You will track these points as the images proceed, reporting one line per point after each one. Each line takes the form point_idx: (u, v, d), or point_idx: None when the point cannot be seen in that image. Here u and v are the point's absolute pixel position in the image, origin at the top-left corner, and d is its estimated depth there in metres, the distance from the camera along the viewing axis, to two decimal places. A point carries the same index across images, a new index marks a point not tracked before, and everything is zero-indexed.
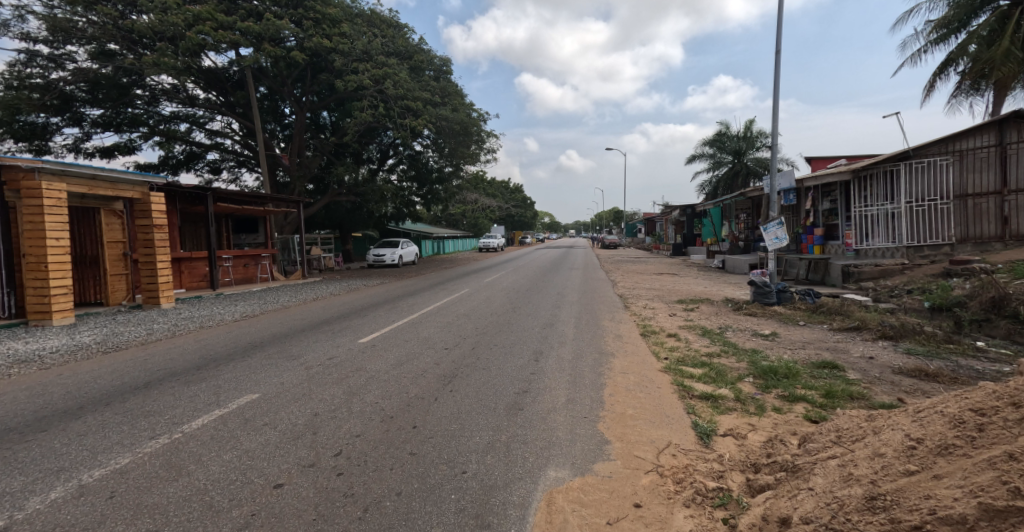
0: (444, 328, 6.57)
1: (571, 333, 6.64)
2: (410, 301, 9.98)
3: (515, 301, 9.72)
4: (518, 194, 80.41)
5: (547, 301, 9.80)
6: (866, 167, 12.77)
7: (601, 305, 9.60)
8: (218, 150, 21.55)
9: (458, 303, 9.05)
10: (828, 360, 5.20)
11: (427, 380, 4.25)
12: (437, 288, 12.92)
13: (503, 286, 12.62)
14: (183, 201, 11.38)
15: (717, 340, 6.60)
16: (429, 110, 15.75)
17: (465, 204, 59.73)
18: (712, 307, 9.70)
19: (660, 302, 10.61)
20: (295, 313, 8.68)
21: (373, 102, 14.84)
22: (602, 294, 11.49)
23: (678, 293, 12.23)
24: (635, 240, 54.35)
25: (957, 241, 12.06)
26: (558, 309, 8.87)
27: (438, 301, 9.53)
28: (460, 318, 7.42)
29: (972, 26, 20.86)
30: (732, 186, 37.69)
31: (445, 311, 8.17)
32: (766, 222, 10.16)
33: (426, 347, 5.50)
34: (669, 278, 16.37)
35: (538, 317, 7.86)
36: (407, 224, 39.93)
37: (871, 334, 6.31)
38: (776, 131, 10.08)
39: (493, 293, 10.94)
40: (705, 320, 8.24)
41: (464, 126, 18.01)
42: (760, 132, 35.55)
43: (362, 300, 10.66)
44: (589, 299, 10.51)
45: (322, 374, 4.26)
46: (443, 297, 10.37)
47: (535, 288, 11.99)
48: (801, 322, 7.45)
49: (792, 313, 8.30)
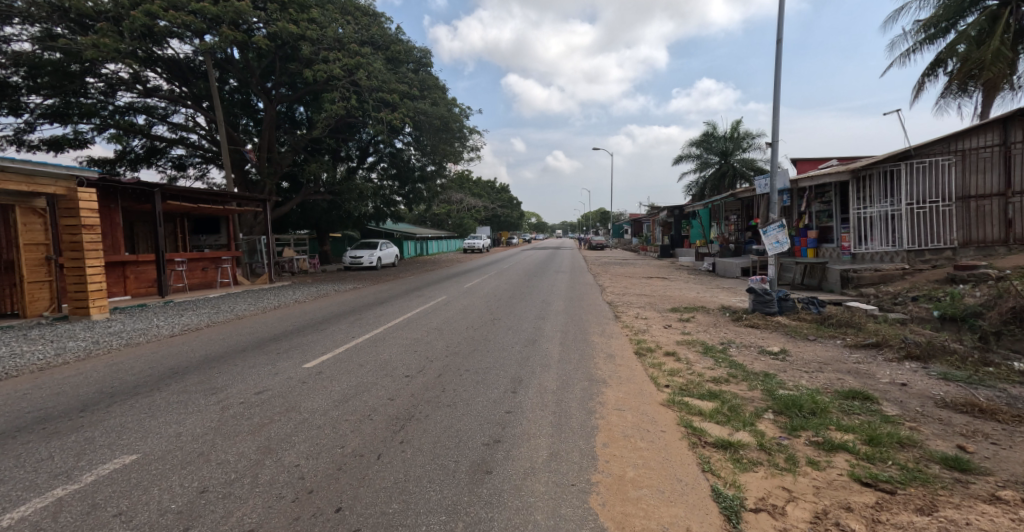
0: (409, 349, 5.65)
1: (556, 353, 5.79)
2: (379, 310, 9.02)
3: (495, 311, 8.84)
4: (504, 194, 79.60)
5: (530, 311, 8.96)
6: (866, 167, 12.21)
7: (589, 315, 8.79)
8: (184, 145, 20.37)
9: (432, 315, 8.13)
10: (855, 389, 4.46)
11: (373, 427, 3.34)
12: (414, 294, 12.00)
13: (484, 292, 11.76)
14: (128, 199, 10.31)
15: (722, 359, 5.83)
16: (407, 104, 14.86)
17: (450, 204, 58.69)
18: (709, 318, 8.97)
19: (653, 311, 9.85)
20: (246, 325, 7.67)
21: (345, 95, 13.87)
22: (590, 302, 10.69)
23: (670, 299, 11.52)
24: (622, 241, 53.98)
25: (959, 245, 11.54)
26: (542, 321, 8.02)
27: (410, 311, 8.60)
28: (431, 334, 6.50)
29: (959, 26, 20.64)
30: (719, 187, 37.35)
31: (415, 324, 7.25)
32: (766, 226, 9.47)
33: (381, 375, 4.57)
34: (660, 283, 15.68)
35: (519, 332, 6.99)
36: (389, 224, 38.84)
37: (892, 352, 5.63)
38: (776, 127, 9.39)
39: (472, 302, 10.06)
40: (704, 333, 7.51)
41: (445, 123, 17.14)
42: (747, 132, 35.27)
43: (329, 309, 9.68)
44: (576, 307, 9.69)
45: (237, 419, 3.31)
46: (417, 306, 9.45)
47: (518, 295, 11.16)
48: (810, 336, 6.76)
49: (798, 325, 7.62)
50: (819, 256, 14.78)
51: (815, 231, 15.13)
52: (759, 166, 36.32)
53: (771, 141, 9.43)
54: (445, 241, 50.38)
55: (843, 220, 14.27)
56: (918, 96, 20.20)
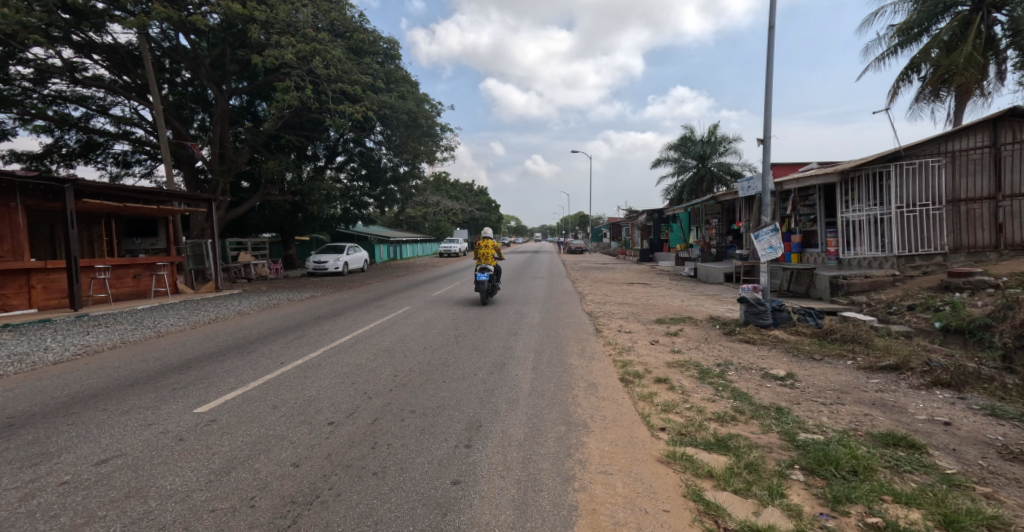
0: (346, 380, 4.57)
1: (526, 384, 4.79)
2: (329, 325, 7.88)
3: (461, 326, 7.81)
4: (482, 197, 78.61)
5: (500, 325, 7.98)
6: (855, 168, 11.60)
7: (568, 330, 7.86)
8: (127, 141, 18.80)
9: (388, 332, 7.04)
10: (894, 431, 3.62)
11: (249, 520, 2.25)
12: (374, 304, 10.88)
13: (452, 302, 10.76)
14: (35, 196, 8.96)
15: (725, 388, 4.95)
16: (371, 96, 13.88)
17: (426, 206, 57.35)
18: (698, 332, 8.19)
19: (638, 323, 9.02)
20: (161, 345, 6.43)
21: (300, 85, 12.67)
22: (568, 312, 9.82)
23: (654, 309, 10.74)
24: (601, 245, 53.74)
25: (950, 250, 11.05)
26: (514, 338, 7.05)
27: (362, 327, 7.50)
28: (379, 359, 5.42)
29: (932, 31, 20.15)
30: (696, 191, 37.20)
31: (364, 344, 6.16)
32: (758, 229, 8.75)
33: (295, 422, 3.47)
34: (642, 290, 14.95)
35: (485, 354, 5.96)
36: (360, 227, 37.43)
37: (917, 379, 4.83)
38: (769, 122, 8.68)
39: (438, 314, 9.02)
40: (698, 352, 6.67)
41: (413, 119, 16.06)
42: (725, 137, 35.22)
43: (271, 322, 8.48)
44: (554, 320, 8.77)
45: (38, 514, 2.18)
46: (374, 319, 8.33)
47: (490, 306, 10.20)
48: (815, 356, 5.98)
49: (798, 341, 6.86)
50: (803, 261, 14.25)
51: (800, 235, 14.60)
52: (736, 170, 36.26)
53: (764, 137, 8.71)
54: (421, 244, 49.07)
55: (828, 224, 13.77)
56: (894, 100, 20.03)
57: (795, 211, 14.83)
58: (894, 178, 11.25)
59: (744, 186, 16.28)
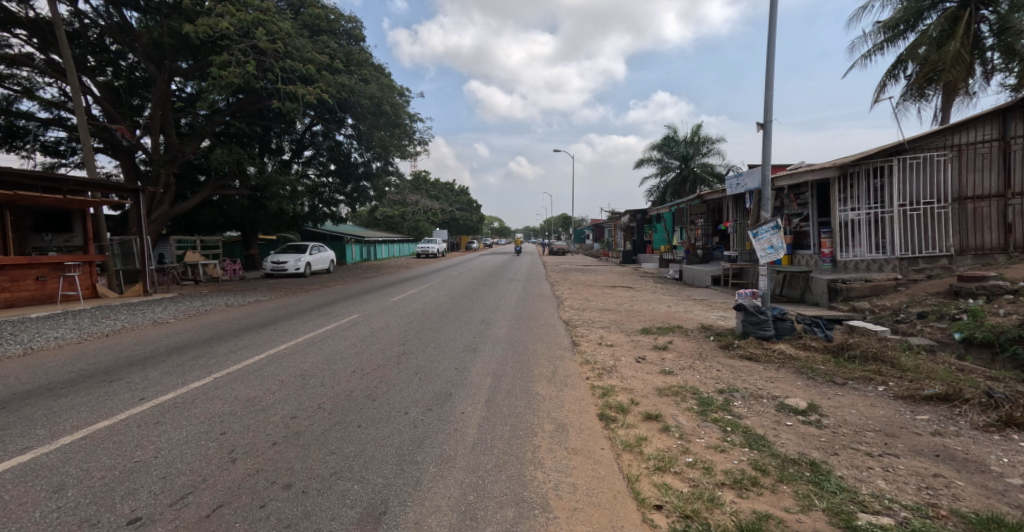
0: (217, 426, 3.27)
1: (472, 429, 3.53)
2: (251, 338, 6.53)
3: (411, 340, 6.56)
4: (463, 196, 77.23)
5: (460, 339, 6.75)
6: (855, 163, 10.67)
7: (538, 344, 6.67)
8: (59, 126, 17.01)
9: (317, 349, 5.72)
10: (994, 512, 2.47)
11: None
12: (320, 310, 9.54)
13: (411, 308, 9.53)
14: None
15: (737, 429, 3.77)
16: (327, 77, 12.60)
17: (405, 206, 55.75)
18: (690, 346, 7.10)
19: (621, 335, 7.90)
20: (16, 367, 5.03)
21: (242, 61, 11.26)
22: (541, 320, 8.68)
23: (640, 317, 9.68)
24: (583, 247, 53.00)
25: (956, 252, 10.19)
26: (472, 357, 5.79)
27: (289, 341, 6.16)
28: (284, 391, 4.11)
29: (919, 27, 19.35)
30: (680, 192, 36.60)
31: (275, 367, 4.82)
32: (757, 227, 7.72)
33: (68, 522, 2.10)
34: (624, 294, 13.89)
35: (429, 382, 4.69)
36: (332, 227, 35.72)
37: (981, 416, 3.74)
38: (770, 104, 7.63)
39: (390, 323, 7.76)
40: (695, 372, 5.55)
41: (377, 106, 14.79)
42: (708, 137, 34.70)
43: (184, 335, 7.04)
44: (524, 331, 7.57)
45: None
46: (309, 331, 6.98)
47: (453, 314, 8.99)
48: (836, 379, 4.91)
49: (810, 359, 5.77)
50: (795, 264, 13.36)
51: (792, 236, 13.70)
52: (719, 171, 35.73)
53: (764, 121, 7.62)
54: (398, 244, 47.52)
55: (822, 225, 12.90)
56: (880, 97, 19.40)
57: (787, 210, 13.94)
58: (897, 173, 10.35)
59: (733, 184, 15.37)
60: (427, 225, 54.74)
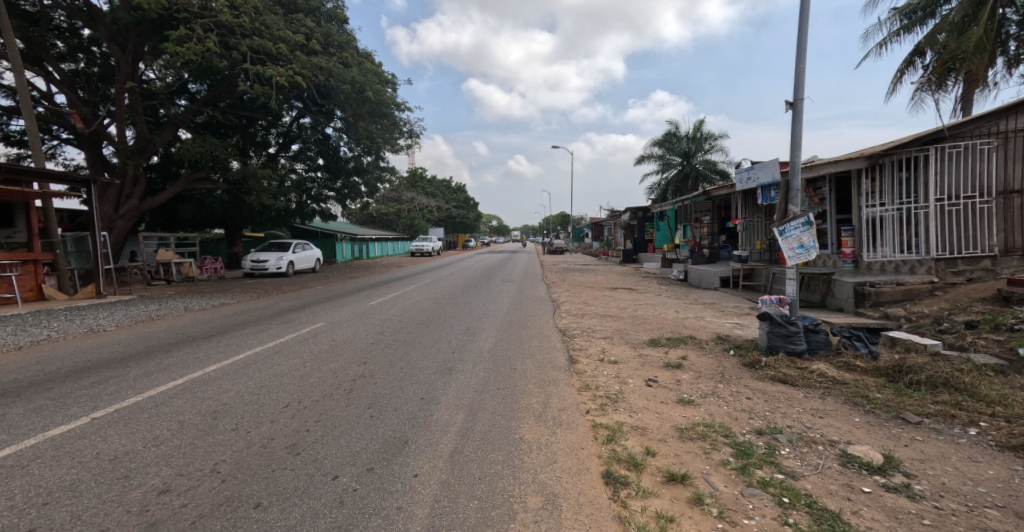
0: (29, 512, 2.19)
1: (423, 512, 2.43)
2: (186, 353, 5.47)
3: (377, 358, 5.46)
4: (461, 194, 76.14)
5: (436, 356, 5.66)
6: (886, 152, 9.56)
7: (528, 362, 5.60)
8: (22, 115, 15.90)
9: (254, 371, 4.62)
10: None
11: None
12: (285, 317, 8.46)
13: (389, 314, 8.46)
14: None
15: (798, 503, 2.66)
16: (301, 58, 11.58)
17: (400, 204, 54.64)
18: (708, 363, 6.04)
19: (626, 348, 6.84)
20: None
21: (203, 38, 10.20)
22: (534, 330, 7.62)
23: (646, 325, 8.61)
24: (582, 246, 52.00)
25: (999, 252, 9.11)
26: (445, 382, 4.70)
27: (226, 360, 5.06)
28: (177, 441, 3.02)
29: (939, 13, 18.07)
30: (681, 189, 35.57)
31: (184, 401, 3.73)
32: (784, 223, 6.64)
33: None
34: (626, 297, 12.84)
35: (381, 423, 3.59)
36: (324, 225, 34.64)
37: None
38: (802, 81, 6.54)
39: (359, 334, 6.68)
40: (721, 401, 4.50)
41: (358, 92, 13.82)
42: (711, 133, 33.65)
43: (109, 349, 5.94)
44: (513, 343, 6.51)
45: None
46: (258, 344, 5.89)
47: (434, 322, 7.92)
48: (905, 415, 3.83)
49: (862, 384, 4.69)
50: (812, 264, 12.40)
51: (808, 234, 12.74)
52: (722, 168, 34.72)
53: (793, 100, 6.50)
54: (392, 242, 46.35)
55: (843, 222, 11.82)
56: (895, 88, 18.32)
57: (802, 207, 12.91)
58: (934, 164, 9.25)
59: (744, 179, 14.31)
60: (423, 223, 53.56)
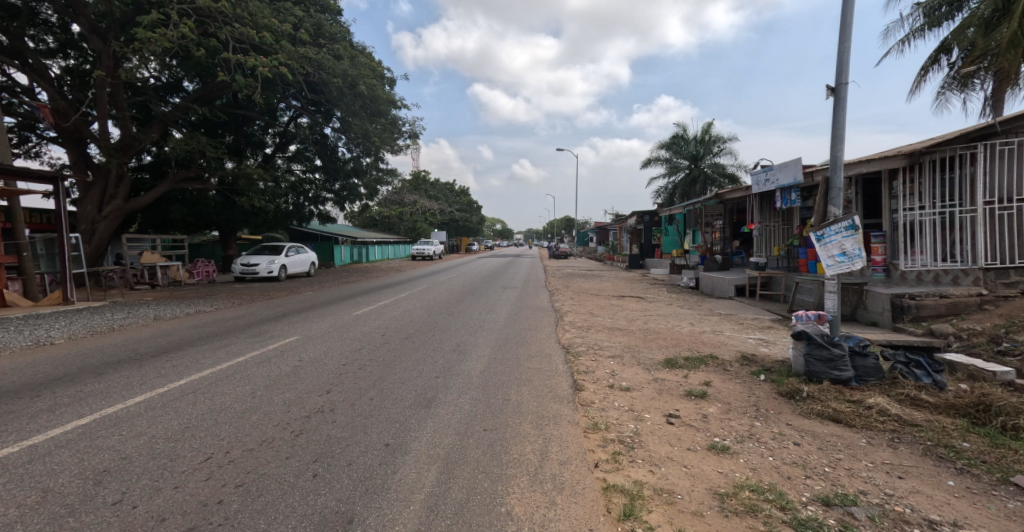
0: None
1: None
2: (123, 376, 4.65)
3: (345, 385, 4.59)
4: (465, 197, 75.51)
5: (417, 383, 4.79)
6: (928, 149, 8.58)
7: (525, 391, 4.74)
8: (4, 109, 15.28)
9: (186, 405, 3.75)
10: None
11: None
12: (258, 329, 7.63)
13: (373, 327, 7.62)
14: None
15: None
16: (287, 48, 10.87)
17: (403, 206, 53.97)
18: (737, 391, 5.14)
19: (639, 371, 5.96)
20: None
21: (180, 24, 9.50)
22: (533, 347, 6.76)
23: (660, 342, 7.73)
24: (586, 250, 51.13)
25: None
26: (421, 420, 3.82)
27: (161, 387, 4.20)
28: (25, 524, 2.14)
29: (966, 8, 17.01)
30: (689, 193, 34.67)
31: (72, 451, 2.85)
32: (822, 227, 5.72)
33: None
34: (635, 307, 11.95)
35: (325, 488, 2.70)
36: (323, 228, 33.98)
37: None
38: (846, 63, 5.63)
39: (332, 353, 5.82)
40: (763, 448, 3.59)
41: (351, 87, 13.18)
42: (719, 136, 32.77)
43: (41, 368, 5.14)
44: (508, 365, 5.65)
45: None
46: (210, 365, 5.03)
47: (421, 337, 7.06)
48: (1019, 480, 2.90)
49: (939, 428, 3.76)
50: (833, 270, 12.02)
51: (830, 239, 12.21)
52: (731, 172, 33.80)
53: (835, 85, 5.60)
54: (394, 245, 45.64)
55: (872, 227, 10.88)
56: (919, 87, 17.35)
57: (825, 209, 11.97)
58: (982, 164, 8.29)
59: (761, 181, 13.42)
60: (425, 226, 52.86)
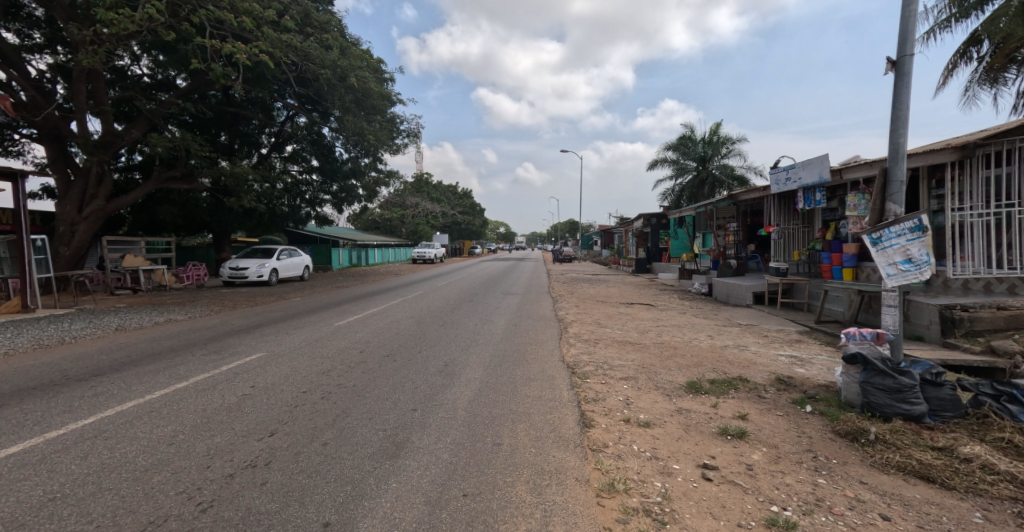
0: None
1: None
2: (26, 408, 3.78)
3: (297, 422, 3.69)
4: (468, 200, 74.76)
5: (388, 419, 3.89)
6: (983, 141, 7.61)
7: (522, 431, 3.84)
8: None
9: (77, 456, 2.86)
10: None
11: None
12: (222, 343, 6.77)
13: (352, 342, 6.74)
14: None
15: None
16: (270, 34, 10.14)
17: (405, 209, 53.26)
18: (783, 429, 4.19)
19: (657, 399, 5.03)
20: None
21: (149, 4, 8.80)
22: (533, 367, 5.87)
23: (678, 359, 6.80)
24: (591, 254, 50.18)
25: None
26: (382, 480, 2.90)
27: (60, 428, 3.31)
28: None
29: None
30: (696, 195, 33.69)
31: None
32: (879, 227, 4.76)
33: None
34: (646, 316, 11.02)
35: None
36: (322, 231, 33.24)
37: None
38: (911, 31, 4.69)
39: (296, 376, 4.93)
40: (842, 525, 2.64)
41: (341, 78, 12.46)
42: (728, 137, 31.81)
43: None
44: (502, 394, 4.74)
45: None
46: (139, 394, 4.14)
47: (405, 354, 6.18)
48: None
49: None
50: (859, 278, 11.22)
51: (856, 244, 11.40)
52: (740, 174, 32.79)
53: (897, 58, 4.68)
54: (395, 248, 44.86)
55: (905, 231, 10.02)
56: (946, 83, 16.33)
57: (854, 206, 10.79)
58: None
59: (782, 180, 12.50)
60: (427, 229, 52.10)
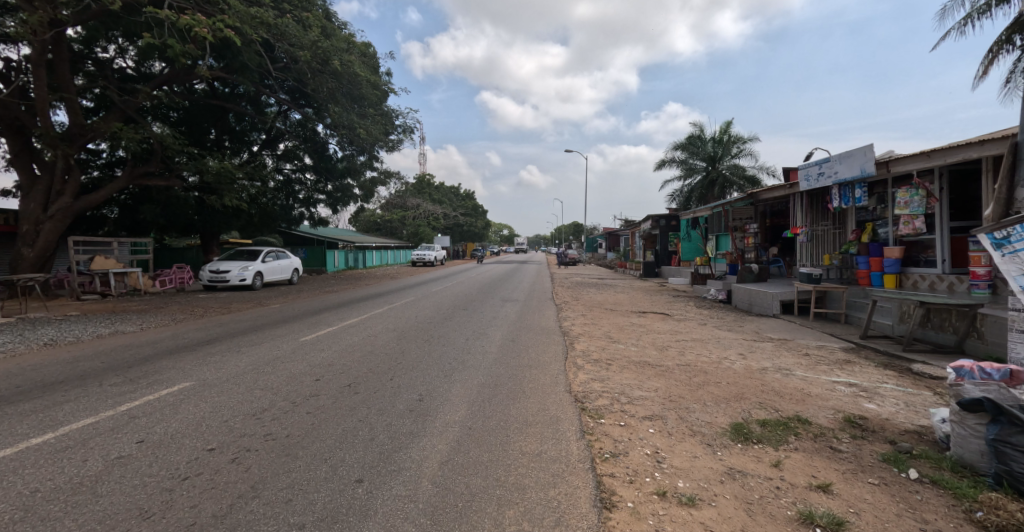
0: None
1: None
2: None
3: (170, 512, 2.41)
4: (470, 201, 73.60)
5: (315, 503, 2.61)
6: None
7: (513, 526, 2.55)
8: None
9: None
10: None
11: None
12: (154, 362, 5.57)
13: (311, 366, 5.48)
14: None
15: None
16: (237, 8, 9.07)
17: (405, 210, 52.15)
18: (890, 511, 2.90)
19: (698, 456, 3.75)
20: None
21: None
22: (531, 404, 4.60)
23: (712, 388, 5.49)
24: (596, 257, 48.82)
25: None
26: None
27: None
28: None
29: None
30: (706, 197, 32.35)
31: None
32: (1004, 225, 3.48)
33: None
34: (662, 328, 9.75)
35: None
36: (317, 232, 32.12)
37: None
38: None
39: (214, 418, 3.67)
40: None
41: (322, 62, 11.37)
42: (740, 136, 30.52)
43: None
44: (487, 451, 3.46)
45: None
46: None
47: (371, 384, 4.95)
48: None
49: None
50: (902, 286, 9.91)
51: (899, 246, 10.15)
52: (752, 175, 31.44)
53: None
54: (394, 250, 43.63)
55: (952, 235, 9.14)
56: (985, 73, 14.99)
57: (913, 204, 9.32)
58: None
59: (814, 175, 11.22)
60: (428, 230, 50.89)
